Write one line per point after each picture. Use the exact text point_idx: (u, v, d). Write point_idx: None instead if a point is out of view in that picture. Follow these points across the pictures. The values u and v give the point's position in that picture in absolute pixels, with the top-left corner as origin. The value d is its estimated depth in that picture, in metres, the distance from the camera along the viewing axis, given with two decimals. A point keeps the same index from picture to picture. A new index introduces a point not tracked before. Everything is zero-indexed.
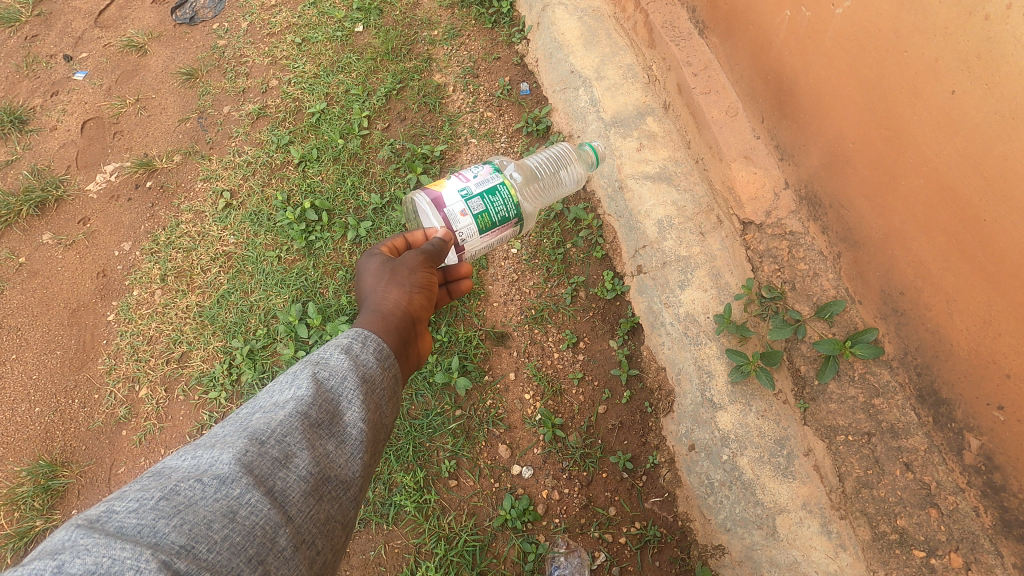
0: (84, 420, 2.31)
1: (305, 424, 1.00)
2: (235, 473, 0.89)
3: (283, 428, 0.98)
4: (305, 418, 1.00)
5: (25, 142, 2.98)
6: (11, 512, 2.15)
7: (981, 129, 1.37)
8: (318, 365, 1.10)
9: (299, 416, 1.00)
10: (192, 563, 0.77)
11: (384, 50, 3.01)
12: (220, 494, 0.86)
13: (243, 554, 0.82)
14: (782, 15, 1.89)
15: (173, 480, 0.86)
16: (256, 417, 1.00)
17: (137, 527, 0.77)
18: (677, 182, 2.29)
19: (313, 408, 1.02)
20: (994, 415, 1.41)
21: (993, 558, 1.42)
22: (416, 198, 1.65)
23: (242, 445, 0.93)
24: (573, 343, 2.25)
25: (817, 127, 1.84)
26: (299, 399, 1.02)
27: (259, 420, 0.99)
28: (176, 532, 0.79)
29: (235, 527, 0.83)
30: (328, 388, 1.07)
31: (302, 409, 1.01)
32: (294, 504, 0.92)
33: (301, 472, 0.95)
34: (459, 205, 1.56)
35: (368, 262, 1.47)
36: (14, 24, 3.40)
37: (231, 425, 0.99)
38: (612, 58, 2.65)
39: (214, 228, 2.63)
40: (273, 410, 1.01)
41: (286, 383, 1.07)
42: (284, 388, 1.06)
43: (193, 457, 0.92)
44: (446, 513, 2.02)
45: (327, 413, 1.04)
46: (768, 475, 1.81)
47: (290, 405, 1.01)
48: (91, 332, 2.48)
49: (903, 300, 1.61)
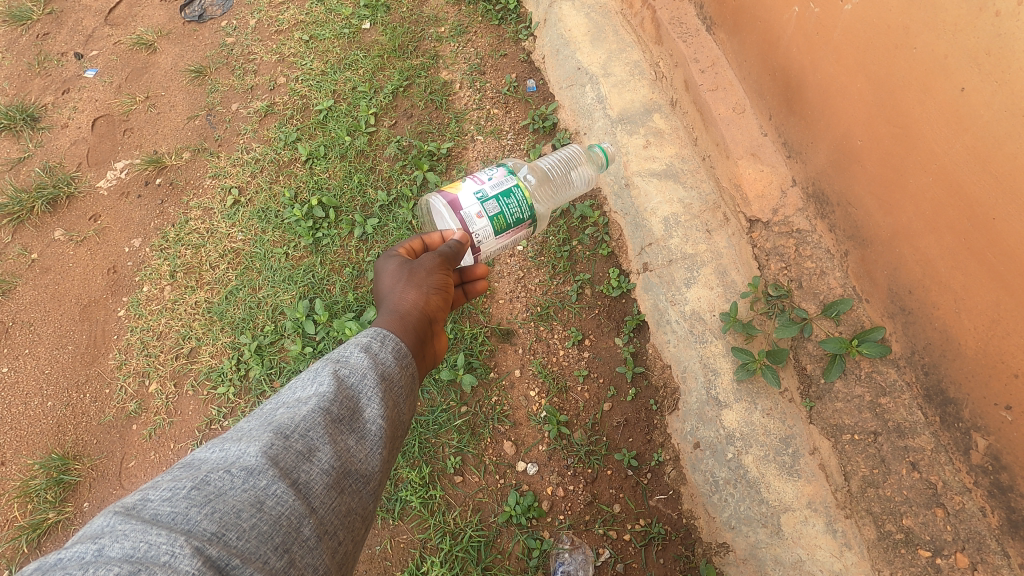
0: (95, 414, 2.34)
1: (327, 419, 1.01)
2: (262, 465, 0.90)
3: (307, 423, 0.99)
4: (327, 413, 1.01)
5: (37, 139, 3.01)
6: (25, 504, 2.18)
7: (991, 126, 1.35)
8: (339, 363, 1.11)
9: (321, 411, 1.01)
10: (224, 550, 0.79)
11: (392, 47, 3.02)
12: (247, 485, 0.87)
13: (270, 543, 0.84)
14: (791, 11, 1.87)
15: (203, 470, 0.89)
16: (279, 412, 1.02)
17: (172, 515, 0.80)
18: (684, 180, 2.28)
19: (335, 405, 1.03)
20: (1001, 415, 1.40)
21: (999, 558, 1.42)
22: (433, 200, 1.68)
23: (268, 439, 0.95)
24: (578, 341, 2.25)
25: (824, 123, 1.82)
26: (321, 395, 1.04)
27: (283, 415, 1.00)
28: (207, 520, 0.81)
29: (262, 517, 0.85)
30: (349, 385, 1.08)
31: (324, 405, 1.02)
32: (317, 497, 0.94)
33: (324, 465, 0.96)
34: (475, 207, 1.57)
35: (387, 263, 1.48)
36: (26, 23, 3.43)
37: (255, 420, 1.01)
38: (618, 54, 2.64)
39: (223, 225, 2.65)
40: (296, 406, 1.02)
41: (308, 380, 1.08)
42: (306, 384, 1.07)
43: (221, 450, 0.94)
44: (451, 509, 2.04)
45: (349, 409, 1.05)
46: (774, 474, 1.80)
47: (313, 401, 1.03)
48: (102, 327, 2.51)
49: (912, 298, 1.60)
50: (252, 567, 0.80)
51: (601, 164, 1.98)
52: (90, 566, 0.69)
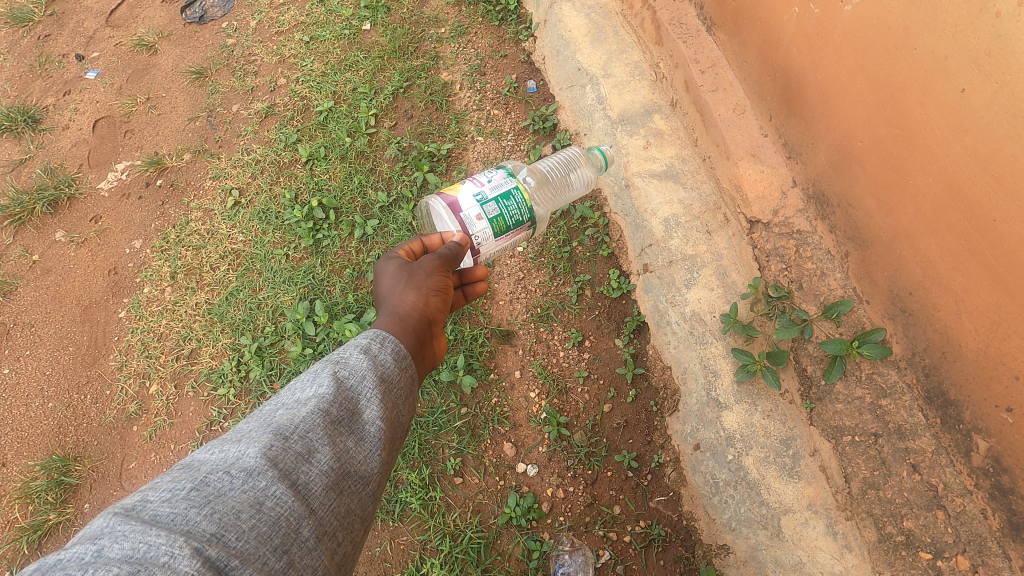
0: (95, 416, 2.34)
1: (326, 421, 1.01)
2: (261, 466, 0.90)
3: (306, 424, 0.99)
4: (326, 415, 1.01)
5: (38, 141, 3.01)
6: (26, 505, 2.19)
7: (991, 127, 1.35)
8: (338, 365, 1.11)
9: (320, 412, 1.01)
10: (224, 550, 0.79)
11: (392, 48, 3.02)
12: (247, 486, 0.87)
13: (270, 544, 0.84)
14: (791, 12, 1.87)
15: (202, 471, 0.88)
16: (279, 413, 1.02)
17: (171, 515, 0.80)
18: (684, 181, 2.28)
19: (334, 406, 1.03)
20: (1002, 417, 1.40)
21: (1000, 561, 1.41)
22: (433, 202, 1.68)
23: (267, 440, 0.95)
24: (578, 342, 2.25)
25: (825, 123, 1.82)
26: (321, 396, 1.04)
27: (283, 416, 1.00)
28: (207, 521, 0.81)
29: (261, 517, 0.85)
30: (348, 387, 1.08)
31: (323, 406, 1.02)
32: (316, 498, 0.93)
33: (323, 467, 0.96)
34: (475, 209, 1.57)
35: (387, 265, 1.48)
36: (26, 24, 3.43)
37: (255, 421, 1.01)
38: (619, 55, 2.64)
39: (223, 227, 2.65)
40: (295, 407, 1.02)
41: (308, 381, 1.08)
42: (305, 386, 1.07)
43: (221, 451, 0.94)
44: (451, 510, 2.04)
45: (348, 411, 1.05)
46: (774, 476, 1.80)
47: (312, 402, 1.02)
48: (102, 329, 2.51)
49: (912, 299, 1.60)
50: (251, 568, 0.80)
51: (600, 167, 1.97)
52: (90, 566, 0.69)
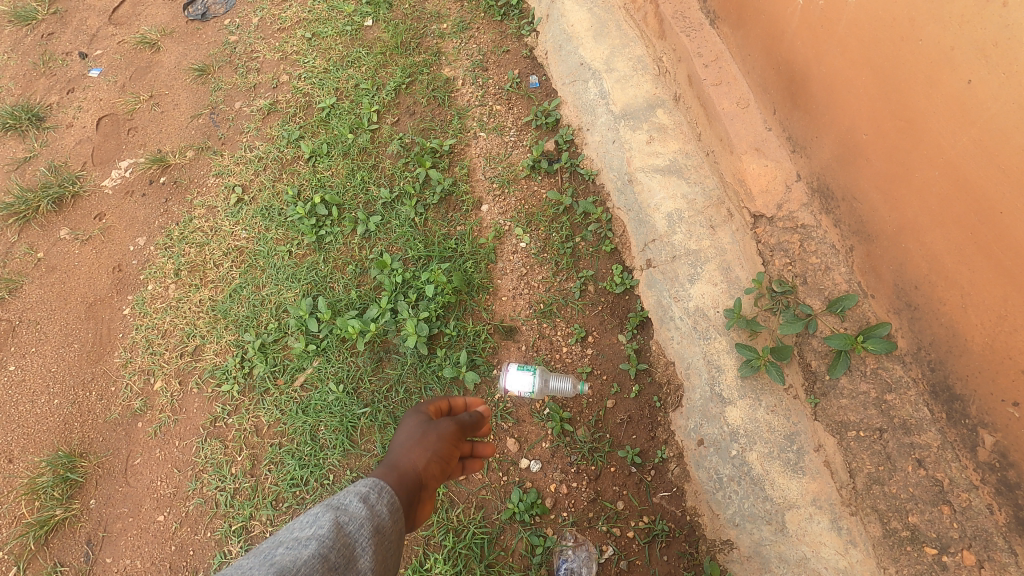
0: (101, 412, 2.34)
1: (325, 568, 0.89)
2: None
3: (307, 567, 0.87)
4: (326, 561, 0.90)
5: (43, 139, 3.02)
6: (32, 501, 2.17)
7: (998, 119, 1.34)
8: (338, 510, 1.01)
9: (320, 556, 0.90)
10: None
11: (394, 44, 3.01)
12: None
13: None
14: (795, 4, 1.88)
15: None
16: (274, 553, 0.89)
17: None
18: (688, 175, 2.26)
19: (334, 550, 0.92)
20: (1009, 411, 1.39)
21: (1006, 556, 1.41)
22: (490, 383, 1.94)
23: None
24: (582, 337, 2.24)
25: (829, 117, 1.82)
26: (321, 538, 0.93)
27: (281, 555, 0.88)
28: None
29: None
30: (348, 533, 0.97)
31: (325, 549, 0.91)
32: None
33: None
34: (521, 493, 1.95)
35: (405, 416, 1.41)
36: (30, 22, 3.44)
37: (244, 560, 0.88)
38: (621, 49, 2.63)
39: (226, 223, 2.66)
40: (295, 546, 0.90)
41: (305, 523, 0.97)
42: (303, 526, 0.96)
43: None
44: (454, 506, 2.03)
45: (345, 558, 0.93)
46: (778, 471, 1.78)
47: (314, 543, 0.91)
48: (108, 326, 2.52)
49: (917, 294, 1.59)
50: None
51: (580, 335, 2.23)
52: None
